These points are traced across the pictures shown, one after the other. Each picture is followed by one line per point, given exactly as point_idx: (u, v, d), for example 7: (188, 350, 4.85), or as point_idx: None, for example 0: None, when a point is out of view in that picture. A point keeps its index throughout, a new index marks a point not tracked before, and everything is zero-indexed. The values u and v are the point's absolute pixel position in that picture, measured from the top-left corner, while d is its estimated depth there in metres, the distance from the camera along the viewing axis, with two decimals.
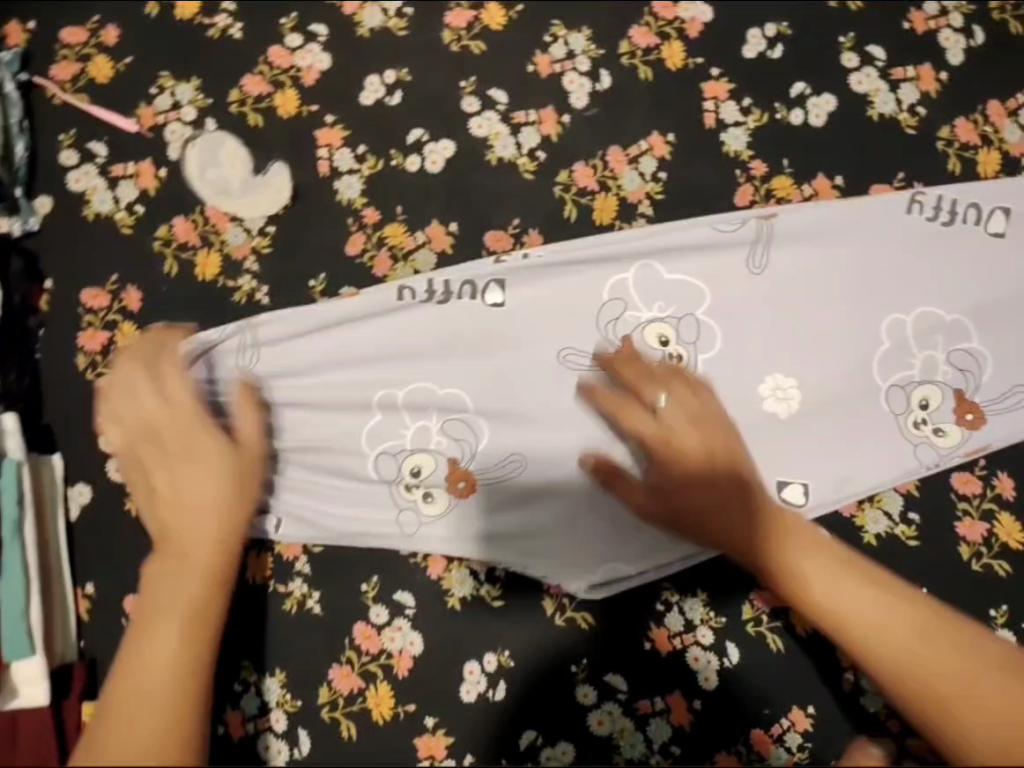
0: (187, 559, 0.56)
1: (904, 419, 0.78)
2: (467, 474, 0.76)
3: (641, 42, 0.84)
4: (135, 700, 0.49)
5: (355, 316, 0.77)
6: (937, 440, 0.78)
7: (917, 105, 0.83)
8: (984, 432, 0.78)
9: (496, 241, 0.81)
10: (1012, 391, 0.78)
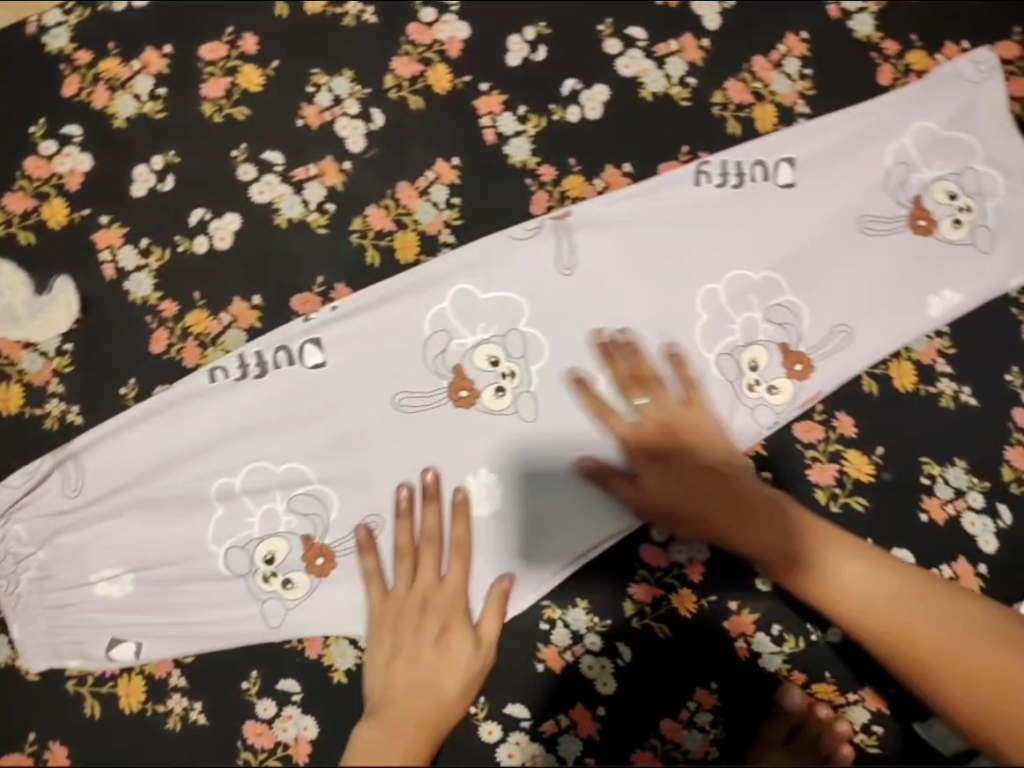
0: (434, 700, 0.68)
1: (738, 385, 0.79)
2: (324, 549, 0.75)
3: (404, 72, 0.83)
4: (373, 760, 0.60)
5: (170, 403, 0.76)
6: (773, 397, 0.79)
7: (686, 77, 0.84)
8: (815, 379, 0.79)
9: (304, 304, 0.79)
10: (834, 334, 0.80)
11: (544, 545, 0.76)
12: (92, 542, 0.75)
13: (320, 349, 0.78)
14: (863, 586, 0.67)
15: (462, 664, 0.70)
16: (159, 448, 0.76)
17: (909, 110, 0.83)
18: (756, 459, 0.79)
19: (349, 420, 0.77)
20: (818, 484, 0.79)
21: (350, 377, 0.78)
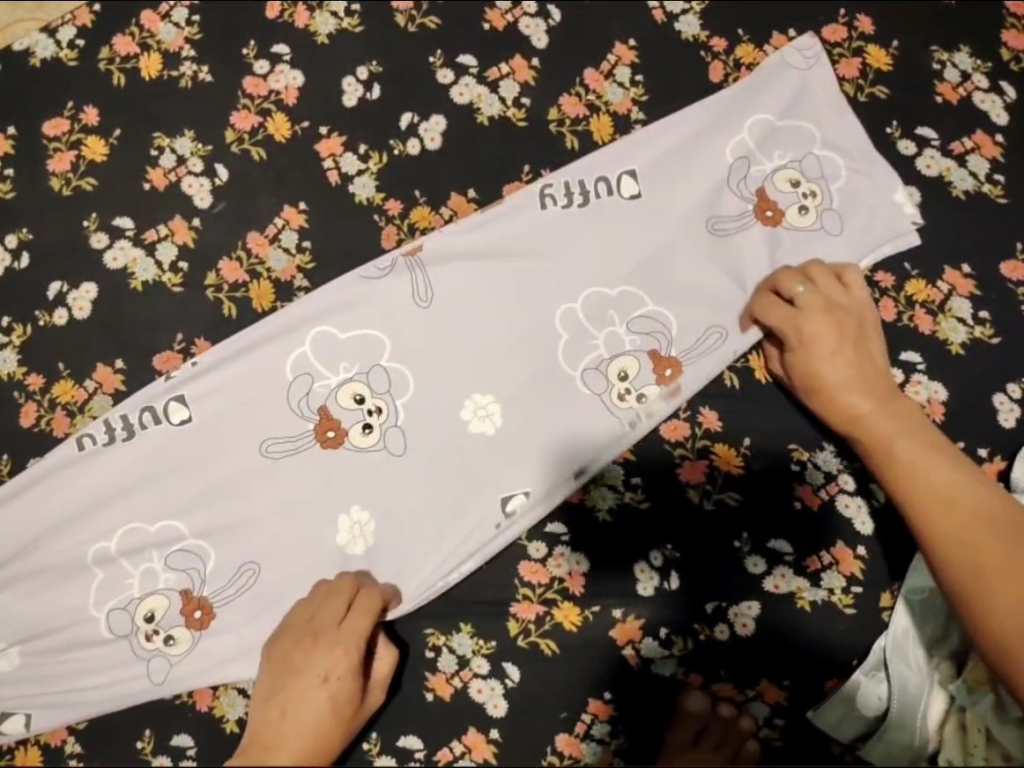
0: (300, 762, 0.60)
1: (608, 396, 0.79)
2: (202, 601, 0.76)
3: (244, 126, 0.85)
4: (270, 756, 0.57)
5: (39, 477, 0.77)
6: (643, 406, 0.79)
7: (520, 98, 0.86)
8: (684, 382, 0.79)
9: (166, 362, 0.81)
10: (702, 334, 0.80)
11: (416, 572, 0.77)
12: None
13: (186, 408, 0.79)
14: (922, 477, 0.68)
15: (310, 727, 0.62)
16: (33, 521, 0.76)
17: (742, 105, 0.85)
18: (625, 466, 0.79)
19: (218, 472, 0.78)
20: (689, 482, 0.78)
21: (215, 431, 0.79)
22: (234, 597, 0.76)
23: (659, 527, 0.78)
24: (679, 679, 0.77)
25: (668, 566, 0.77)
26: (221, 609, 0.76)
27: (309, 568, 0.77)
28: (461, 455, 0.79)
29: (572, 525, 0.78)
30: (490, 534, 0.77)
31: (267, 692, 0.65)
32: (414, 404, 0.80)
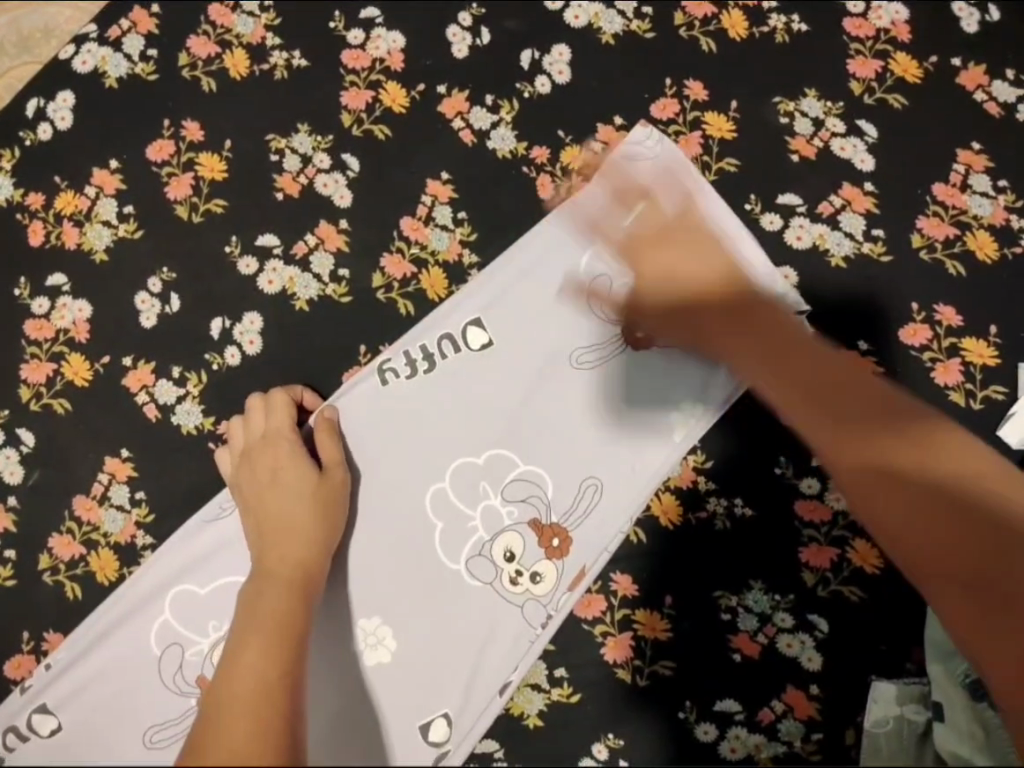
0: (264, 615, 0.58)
1: (499, 584, 0.73)
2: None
3: (37, 378, 0.75)
4: (235, 666, 0.52)
5: None
6: (537, 588, 0.72)
7: (337, 270, 0.77)
8: (573, 552, 0.73)
9: (18, 668, 0.72)
10: (580, 493, 0.74)
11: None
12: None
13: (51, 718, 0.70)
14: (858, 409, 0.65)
15: (272, 610, 0.59)
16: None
17: (575, 219, 0.76)
18: (547, 660, 0.72)
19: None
20: (616, 662, 0.72)
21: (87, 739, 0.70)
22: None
23: (594, 717, 0.72)
24: None
25: (615, 757, 0.71)
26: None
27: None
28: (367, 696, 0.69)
29: (503, 738, 0.72)
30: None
31: (283, 569, 0.64)
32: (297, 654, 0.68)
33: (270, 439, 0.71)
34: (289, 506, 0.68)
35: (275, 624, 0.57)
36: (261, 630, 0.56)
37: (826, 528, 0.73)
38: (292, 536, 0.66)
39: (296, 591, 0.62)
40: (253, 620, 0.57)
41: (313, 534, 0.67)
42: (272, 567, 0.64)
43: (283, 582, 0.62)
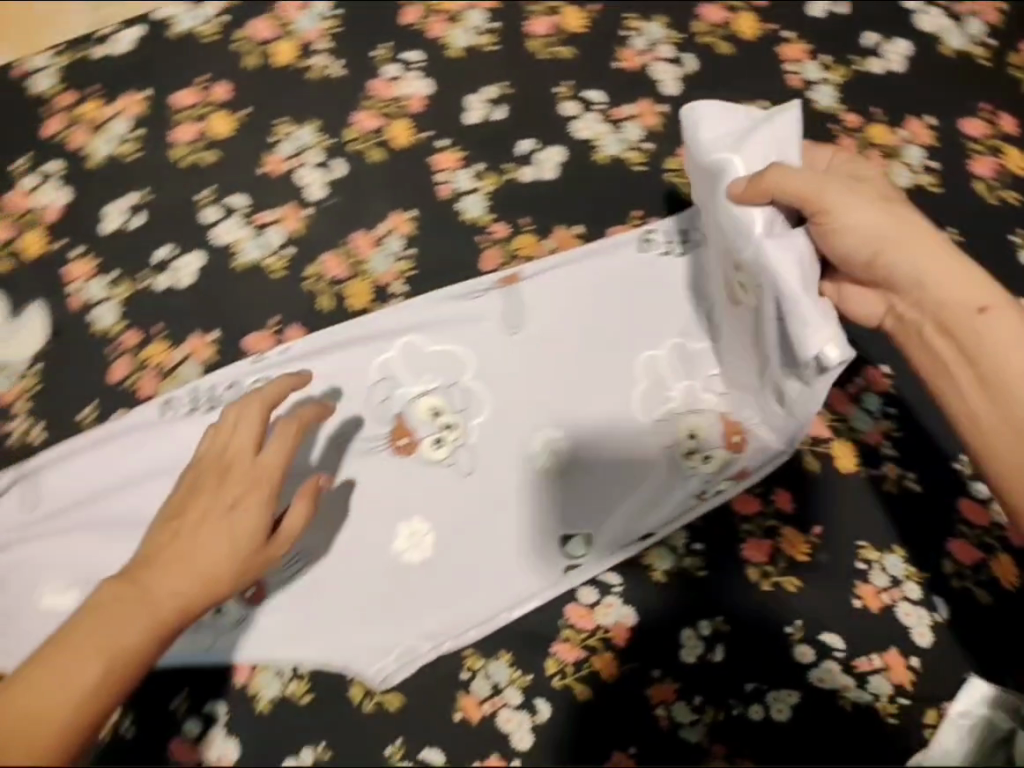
0: (116, 646, 0.55)
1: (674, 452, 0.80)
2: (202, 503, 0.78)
3: (368, 125, 0.87)
4: (35, 717, 0.52)
5: (122, 431, 0.80)
6: (703, 469, 0.79)
7: (644, 141, 0.86)
8: (746, 454, 0.78)
9: (257, 342, 0.83)
10: None
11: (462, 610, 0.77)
12: (26, 563, 0.77)
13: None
14: (994, 348, 0.62)
15: (111, 647, 0.55)
16: (111, 467, 0.79)
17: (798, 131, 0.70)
18: (691, 531, 0.78)
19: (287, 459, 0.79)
20: (750, 560, 0.77)
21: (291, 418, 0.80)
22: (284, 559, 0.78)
23: (712, 596, 0.77)
24: (703, 749, 0.76)
25: (714, 638, 0.77)
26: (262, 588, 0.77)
27: (361, 564, 0.78)
28: (529, 491, 0.80)
29: (625, 577, 0.78)
30: (551, 573, 0.78)
31: (162, 605, 0.58)
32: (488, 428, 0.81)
33: (275, 465, 0.65)
34: (214, 545, 0.61)
35: (122, 661, 0.55)
36: (99, 663, 0.54)
37: (979, 530, 0.78)
38: (202, 548, 0.60)
39: (157, 641, 0.57)
40: (77, 652, 0.54)
41: (222, 582, 0.61)
42: (161, 605, 0.58)
43: (155, 615, 0.57)
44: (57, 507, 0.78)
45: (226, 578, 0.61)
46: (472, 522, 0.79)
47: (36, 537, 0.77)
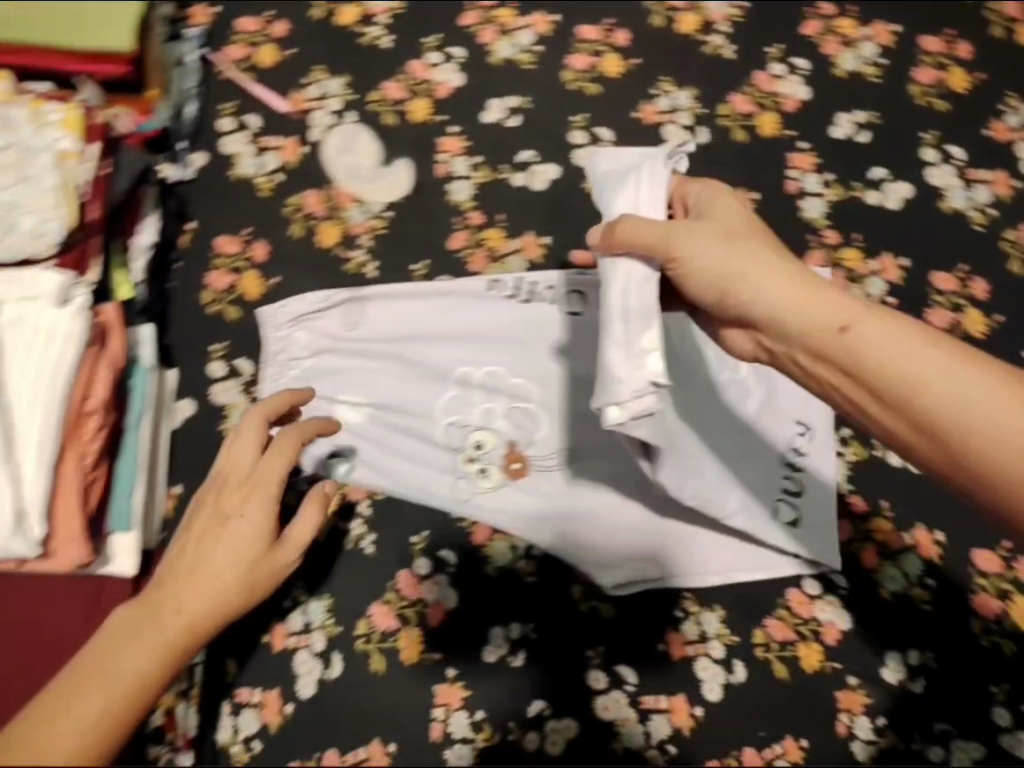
0: (105, 670, 0.54)
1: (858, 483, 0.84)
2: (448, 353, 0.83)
3: (742, 107, 0.88)
4: (50, 715, 0.51)
5: (452, 292, 0.86)
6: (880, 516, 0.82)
7: (989, 206, 0.86)
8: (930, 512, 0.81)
9: (581, 260, 0.88)
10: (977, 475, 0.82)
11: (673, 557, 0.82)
12: (335, 373, 0.86)
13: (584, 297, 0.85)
14: (960, 396, 0.53)
15: (122, 673, 0.54)
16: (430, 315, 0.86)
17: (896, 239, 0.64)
18: (926, 564, 0.82)
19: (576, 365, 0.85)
20: (977, 612, 0.80)
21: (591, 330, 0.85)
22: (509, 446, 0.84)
23: (929, 631, 0.80)
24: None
25: (919, 669, 0.79)
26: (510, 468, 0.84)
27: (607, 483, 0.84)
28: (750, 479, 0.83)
29: (852, 582, 0.82)
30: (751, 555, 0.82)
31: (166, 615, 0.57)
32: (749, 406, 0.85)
33: (265, 472, 0.65)
34: (224, 556, 0.61)
35: (127, 686, 0.54)
36: (99, 688, 0.53)
37: None
38: (205, 581, 0.60)
39: (162, 659, 0.56)
40: (99, 675, 0.53)
41: (215, 598, 0.60)
42: (167, 606, 0.58)
43: (156, 638, 0.56)
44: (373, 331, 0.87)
45: (223, 601, 0.60)
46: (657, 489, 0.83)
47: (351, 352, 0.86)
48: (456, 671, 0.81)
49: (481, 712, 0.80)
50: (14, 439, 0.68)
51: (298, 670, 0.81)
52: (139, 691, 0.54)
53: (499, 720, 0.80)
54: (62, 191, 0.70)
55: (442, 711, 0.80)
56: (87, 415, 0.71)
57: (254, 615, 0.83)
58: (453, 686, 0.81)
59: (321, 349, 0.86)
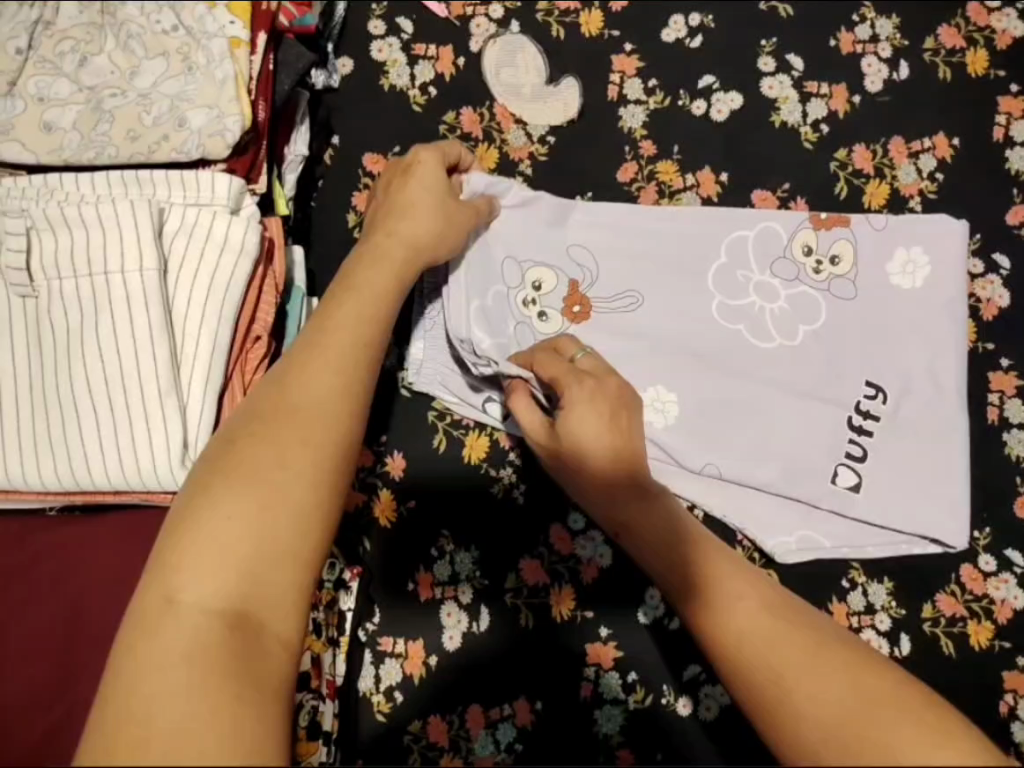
0: (280, 427, 0.47)
1: (934, 450, 0.76)
2: (584, 301, 0.77)
3: (947, 42, 0.82)
4: (246, 469, 0.45)
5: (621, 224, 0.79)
6: (919, 484, 0.75)
7: None
8: (940, 460, 0.75)
9: (762, 201, 0.81)
10: (934, 403, 0.76)
11: (840, 525, 0.76)
12: (484, 293, 0.75)
13: (746, 249, 0.78)
14: (748, 634, 0.51)
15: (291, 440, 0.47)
16: (590, 252, 0.78)
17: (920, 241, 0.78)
18: None
19: (747, 320, 0.77)
20: None
21: (762, 282, 0.77)
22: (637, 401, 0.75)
23: None
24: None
25: None
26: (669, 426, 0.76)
27: (788, 450, 0.75)
28: (887, 457, 0.76)
29: None
30: (877, 534, 0.76)
31: (306, 405, 0.49)
32: (911, 372, 0.76)
33: (394, 195, 0.67)
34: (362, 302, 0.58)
35: (302, 436, 0.47)
36: (272, 445, 0.46)
37: None
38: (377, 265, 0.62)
39: (324, 411, 0.49)
40: (286, 397, 0.49)
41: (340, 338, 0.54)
42: (296, 368, 0.52)
43: (294, 398, 0.49)
44: (526, 263, 0.77)
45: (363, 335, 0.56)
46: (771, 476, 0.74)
47: (503, 281, 0.76)
48: (609, 630, 0.76)
49: (633, 675, 0.76)
50: (180, 361, 0.60)
51: (443, 622, 0.76)
52: (320, 435, 0.48)
53: (652, 681, 0.76)
54: (236, 84, 0.62)
55: (592, 671, 0.76)
56: (253, 341, 0.64)
57: (390, 565, 0.77)
58: (606, 646, 0.76)
59: (480, 271, 0.75)
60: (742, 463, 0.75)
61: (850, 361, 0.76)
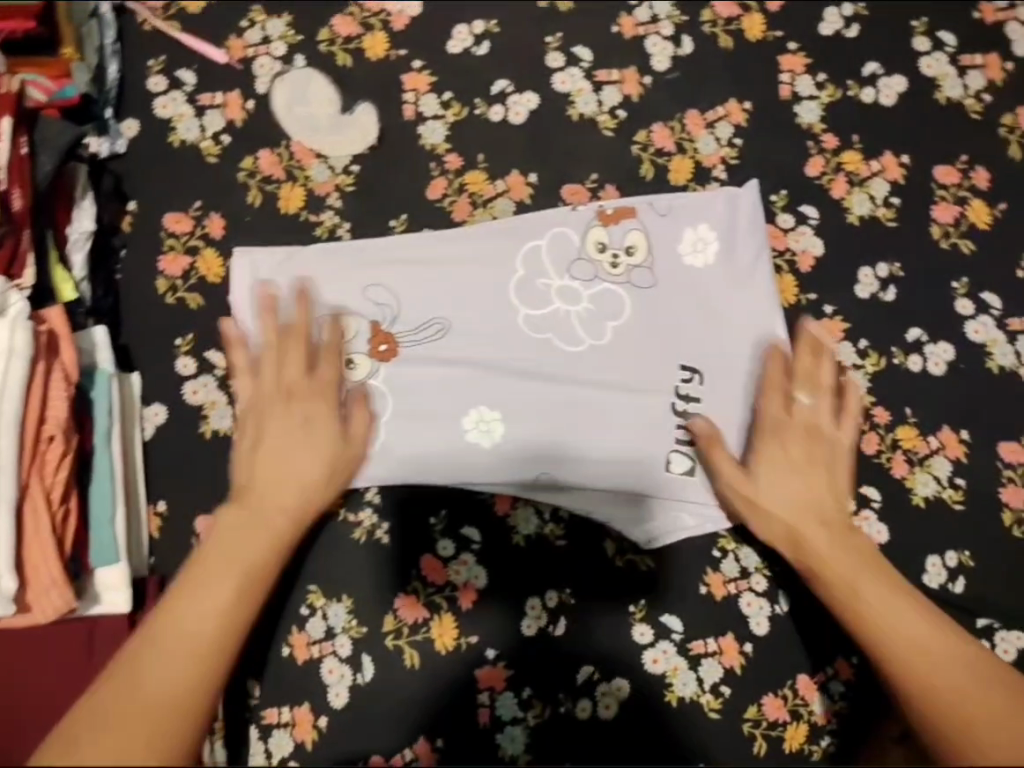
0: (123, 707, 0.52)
1: None
2: (389, 337, 0.77)
3: (723, 12, 0.84)
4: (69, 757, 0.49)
5: (438, 240, 0.79)
6: None
7: (984, 92, 0.84)
8: None
9: (573, 195, 0.82)
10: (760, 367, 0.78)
11: (693, 500, 0.77)
12: None
13: (550, 252, 0.79)
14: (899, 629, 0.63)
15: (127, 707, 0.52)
16: (387, 291, 0.78)
17: (710, 216, 0.80)
18: (954, 464, 0.79)
19: (553, 327, 0.79)
20: (1007, 505, 0.79)
21: (563, 288, 0.79)
22: (462, 425, 0.77)
23: (963, 531, 0.78)
24: None
25: (959, 571, 0.77)
26: (515, 432, 0.77)
27: (626, 438, 0.77)
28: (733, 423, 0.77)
29: (885, 495, 0.79)
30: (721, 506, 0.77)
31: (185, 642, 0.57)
32: (730, 340, 0.79)
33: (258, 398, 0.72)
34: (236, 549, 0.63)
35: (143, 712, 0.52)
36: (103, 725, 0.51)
37: None
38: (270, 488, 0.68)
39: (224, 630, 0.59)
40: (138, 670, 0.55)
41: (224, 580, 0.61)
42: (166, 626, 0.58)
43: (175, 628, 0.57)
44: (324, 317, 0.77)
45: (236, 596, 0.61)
46: (612, 466, 0.77)
47: None
48: (496, 651, 0.76)
49: (527, 690, 0.76)
50: None
51: (327, 679, 0.75)
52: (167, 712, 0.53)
53: (548, 691, 0.76)
54: None
55: (486, 697, 0.75)
56: (46, 442, 0.65)
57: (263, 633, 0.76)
58: (495, 668, 0.76)
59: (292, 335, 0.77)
60: (582, 457, 0.77)
61: (664, 344, 0.79)
